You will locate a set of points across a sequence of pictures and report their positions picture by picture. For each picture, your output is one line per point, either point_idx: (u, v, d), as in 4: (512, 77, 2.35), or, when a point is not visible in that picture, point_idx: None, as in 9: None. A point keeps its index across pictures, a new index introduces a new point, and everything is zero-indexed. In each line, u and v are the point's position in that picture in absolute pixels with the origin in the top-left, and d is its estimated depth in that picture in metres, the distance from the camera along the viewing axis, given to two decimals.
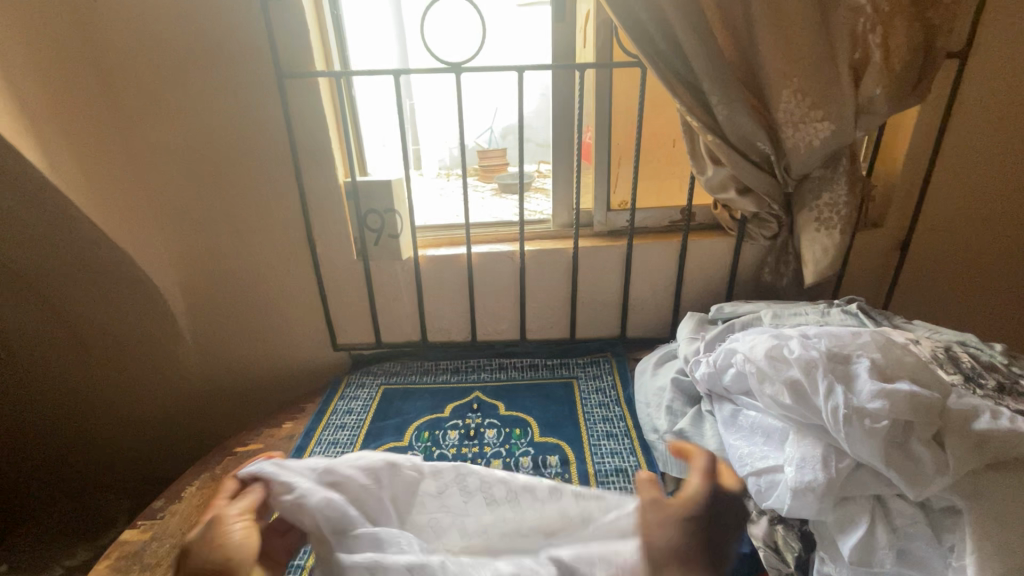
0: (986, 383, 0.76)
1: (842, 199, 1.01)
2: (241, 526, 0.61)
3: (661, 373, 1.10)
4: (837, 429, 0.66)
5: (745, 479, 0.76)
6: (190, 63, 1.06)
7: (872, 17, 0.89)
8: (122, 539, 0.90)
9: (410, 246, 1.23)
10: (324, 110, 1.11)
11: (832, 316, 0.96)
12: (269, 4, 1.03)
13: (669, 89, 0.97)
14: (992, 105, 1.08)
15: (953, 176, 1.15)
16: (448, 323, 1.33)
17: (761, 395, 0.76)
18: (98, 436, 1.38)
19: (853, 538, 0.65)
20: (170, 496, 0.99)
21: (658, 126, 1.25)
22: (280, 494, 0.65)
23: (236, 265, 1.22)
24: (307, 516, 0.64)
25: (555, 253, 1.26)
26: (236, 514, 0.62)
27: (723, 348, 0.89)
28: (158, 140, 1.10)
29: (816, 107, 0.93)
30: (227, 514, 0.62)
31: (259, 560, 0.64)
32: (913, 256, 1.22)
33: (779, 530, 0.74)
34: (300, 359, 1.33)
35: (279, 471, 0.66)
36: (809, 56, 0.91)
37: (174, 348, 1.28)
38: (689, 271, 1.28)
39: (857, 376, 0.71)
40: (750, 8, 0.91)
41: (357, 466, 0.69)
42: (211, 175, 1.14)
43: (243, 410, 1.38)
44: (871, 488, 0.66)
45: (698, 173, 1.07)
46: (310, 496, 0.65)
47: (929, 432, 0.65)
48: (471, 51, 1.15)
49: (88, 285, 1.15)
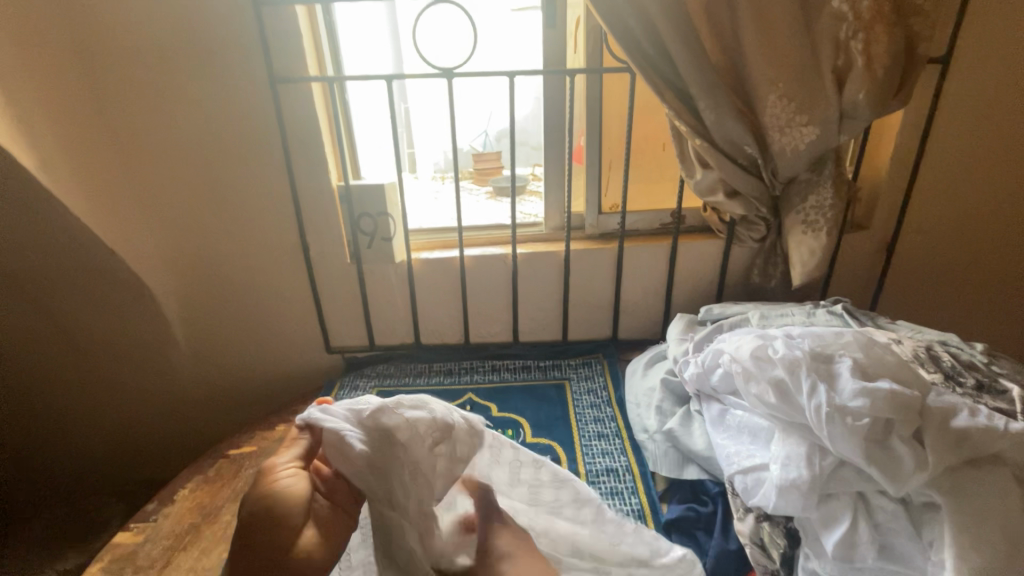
0: (965, 381, 0.78)
1: (828, 202, 1.03)
2: (287, 475, 0.65)
3: (651, 374, 1.11)
4: (819, 428, 0.68)
5: (732, 477, 0.77)
6: (183, 68, 1.06)
7: (854, 24, 0.91)
8: (116, 542, 0.91)
9: (403, 249, 1.25)
10: (318, 115, 1.12)
11: (818, 317, 0.98)
12: (262, 10, 1.04)
13: (657, 94, 0.99)
14: (974, 110, 1.11)
15: (937, 179, 1.17)
16: (441, 326, 1.34)
17: (747, 394, 0.77)
18: (91, 441, 1.37)
19: (836, 534, 0.66)
20: (164, 499, 0.99)
21: (649, 130, 1.26)
22: (328, 440, 0.67)
23: (230, 268, 1.22)
24: (351, 463, 0.66)
25: (547, 256, 1.28)
26: (283, 464, 0.67)
27: (711, 349, 0.90)
28: (152, 144, 1.11)
29: (801, 111, 0.95)
30: (276, 464, 0.67)
31: (324, 504, 0.65)
32: (898, 258, 1.25)
33: (765, 526, 0.75)
34: (294, 362, 1.34)
35: (325, 417, 0.69)
36: (793, 61, 0.93)
37: (168, 351, 1.29)
38: (679, 273, 1.29)
39: (839, 375, 0.72)
40: (736, 15, 0.93)
41: (403, 416, 0.69)
42: (206, 179, 1.14)
43: (237, 413, 1.38)
44: (854, 485, 0.68)
45: (687, 177, 1.08)
46: (353, 444, 0.66)
47: (909, 429, 0.67)
48: (463, 56, 1.16)
49: (81, 289, 1.15)
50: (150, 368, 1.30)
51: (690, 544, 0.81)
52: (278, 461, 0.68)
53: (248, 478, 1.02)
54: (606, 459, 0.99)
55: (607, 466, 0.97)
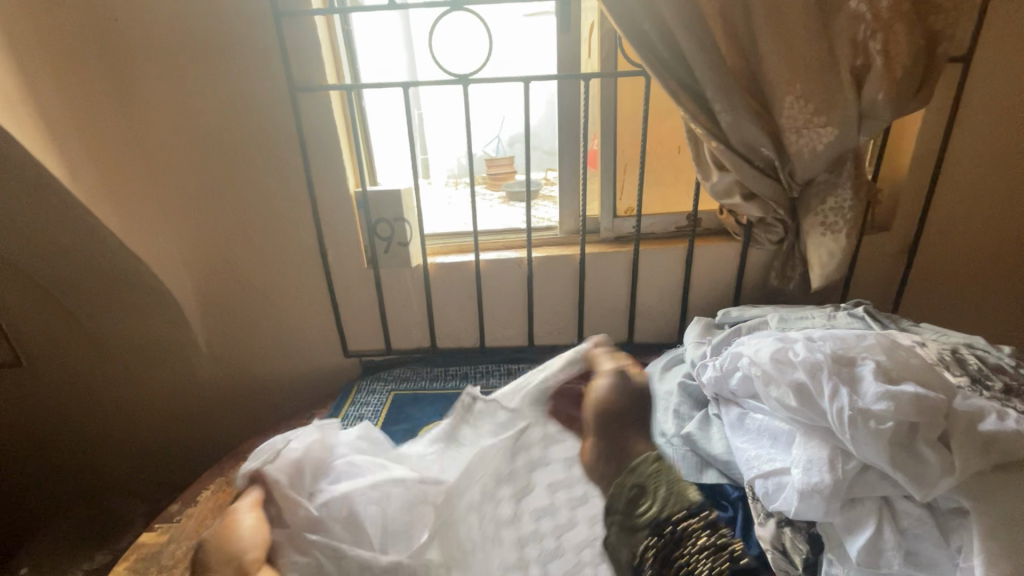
0: (993, 385, 0.77)
1: (848, 203, 1.01)
2: (250, 517, 0.67)
3: (667, 379, 1.11)
4: (842, 432, 0.67)
5: (752, 482, 0.76)
6: (205, 78, 1.09)
7: (872, 24, 0.90)
8: (141, 541, 0.92)
9: (419, 254, 1.25)
10: (334, 121, 1.13)
11: (839, 320, 0.97)
12: (282, 19, 1.06)
13: (673, 97, 0.99)
14: (997, 108, 1.09)
15: (960, 179, 1.15)
16: (458, 330, 1.35)
17: (767, 398, 0.77)
18: (116, 445, 1.41)
19: (860, 540, 0.65)
20: (186, 500, 1.01)
21: (664, 134, 1.26)
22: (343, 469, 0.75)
23: (250, 274, 1.24)
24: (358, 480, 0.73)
25: (564, 260, 1.28)
26: (247, 507, 0.68)
27: (729, 352, 0.89)
28: (174, 154, 1.14)
29: (819, 113, 0.94)
30: (239, 508, 0.69)
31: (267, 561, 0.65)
32: (921, 260, 1.22)
33: (787, 531, 0.73)
34: (312, 365, 1.35)
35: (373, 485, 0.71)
36: (810, 63, 0.92)
37: (190, 356, 1.31)
38: (695, 277, 1.28)
39: (861, 379, 0.71)
40: (752, 17, 0.92)
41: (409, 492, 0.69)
42: (226, 186, 1.17)
43: (257, 416, 1.40)
44: (878, 490, 0.67)
45: (703, 180, 1.08)
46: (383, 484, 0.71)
47: (935, 433, 0.66)
48: (478, 62, 1.17)
49: (108, 295, 1.18)
50: (173, 373, 1.32)
51: None
52: (240, 504, 0.69)
53: None
54: None
55: None
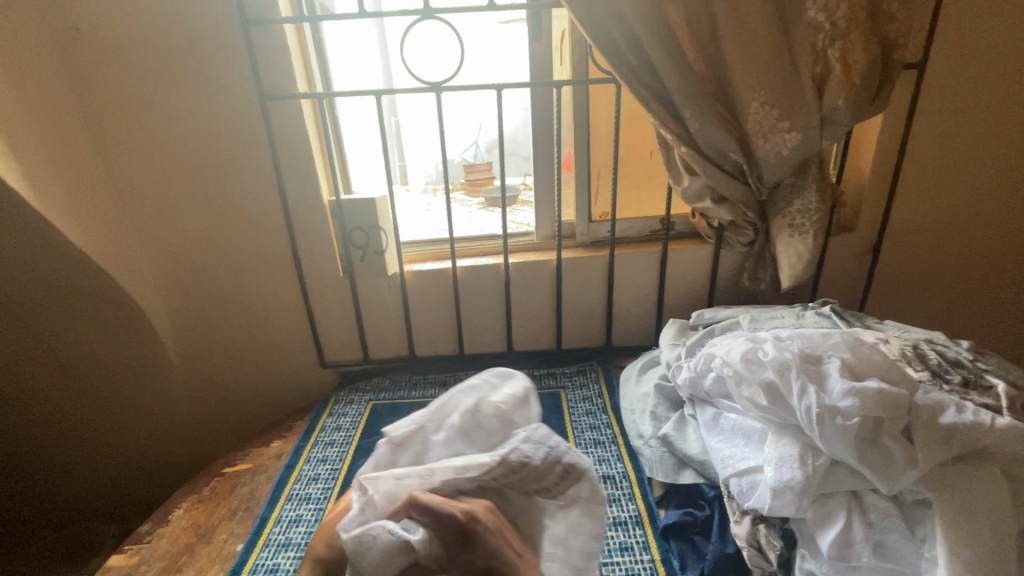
0: (952, 378, 0.79)
1: (813, 205, 1.04)
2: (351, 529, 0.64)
3: (644, 381, 1.12)
4: (811, 428, 0.69)
5: (727, 480, 0.78)
6: (171, 84, 1.07)
7: (831, 32, 0.93)
8: (110, 564, 0.90)
9: (396, 262, 1.25)
10: (307, 131, 1.13)
11: (807, 319, 0.99)
12: (250, 27, 1.05)
13: (642, 104, 1.00)
14: (951, 113, 1.13)
15: (919, 180, 1.19)
16: (436, 337, 1.34)
17: (739, 397, 0.78)
18: (85, 463, 1.36)
19: (831, 534, 0.67)
20: (157, 519, 0.98)
21: (635, 139, 1.28)
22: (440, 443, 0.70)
23: (223, 285, 1.22)
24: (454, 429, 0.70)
25: (540, 265, 1.29)
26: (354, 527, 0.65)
27: (703, 353, 0.91)
28: (142, 161, 1.11)
29: (783, 118, 0.97)
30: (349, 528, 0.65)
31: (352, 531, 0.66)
32: (885, 259, 1.27)
33: (761, 529, 0.75)
34: (290, 377, 1.34)
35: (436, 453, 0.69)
36: (774, 69, 0.95)
37: (160, 370, 1.28)
38: (670, 280, 1.30)
39: (828, 376, 0.73)
40: (717, 26, 0.94)
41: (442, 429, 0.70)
42: (197, 196, 1.15)
43: (232, 429, 1.37)
44: (848, 484, 0.69)
45: (675, 184, 1.10)
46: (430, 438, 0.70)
47: (898, 427, 0.68)
48: (451, 69, 1.17)
49: (72, 310, 1.14)
50: (143, 388, 1.29)
51: (687, 548, 0.81)
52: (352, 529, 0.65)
53: (245, 496, 1.01)
54: (603, 466, 0.99)
55: (604, 473, 0.98)
